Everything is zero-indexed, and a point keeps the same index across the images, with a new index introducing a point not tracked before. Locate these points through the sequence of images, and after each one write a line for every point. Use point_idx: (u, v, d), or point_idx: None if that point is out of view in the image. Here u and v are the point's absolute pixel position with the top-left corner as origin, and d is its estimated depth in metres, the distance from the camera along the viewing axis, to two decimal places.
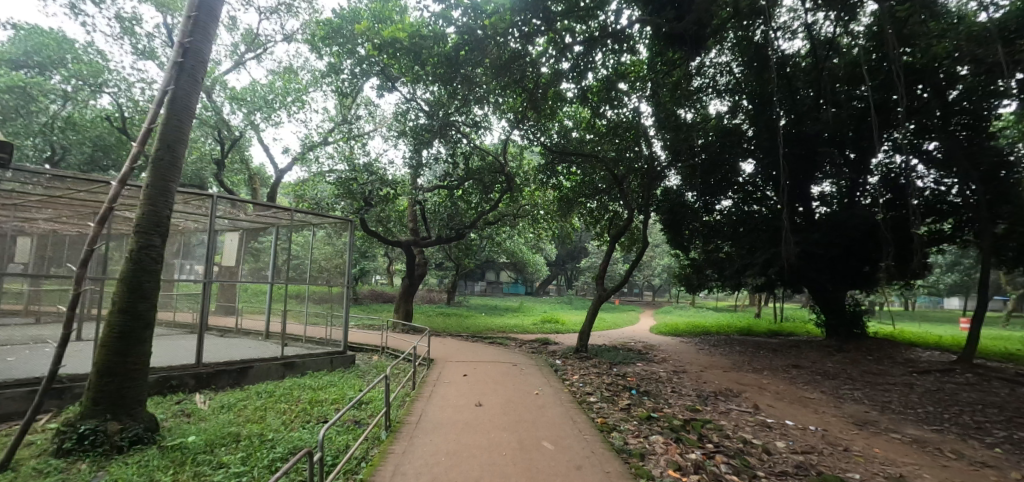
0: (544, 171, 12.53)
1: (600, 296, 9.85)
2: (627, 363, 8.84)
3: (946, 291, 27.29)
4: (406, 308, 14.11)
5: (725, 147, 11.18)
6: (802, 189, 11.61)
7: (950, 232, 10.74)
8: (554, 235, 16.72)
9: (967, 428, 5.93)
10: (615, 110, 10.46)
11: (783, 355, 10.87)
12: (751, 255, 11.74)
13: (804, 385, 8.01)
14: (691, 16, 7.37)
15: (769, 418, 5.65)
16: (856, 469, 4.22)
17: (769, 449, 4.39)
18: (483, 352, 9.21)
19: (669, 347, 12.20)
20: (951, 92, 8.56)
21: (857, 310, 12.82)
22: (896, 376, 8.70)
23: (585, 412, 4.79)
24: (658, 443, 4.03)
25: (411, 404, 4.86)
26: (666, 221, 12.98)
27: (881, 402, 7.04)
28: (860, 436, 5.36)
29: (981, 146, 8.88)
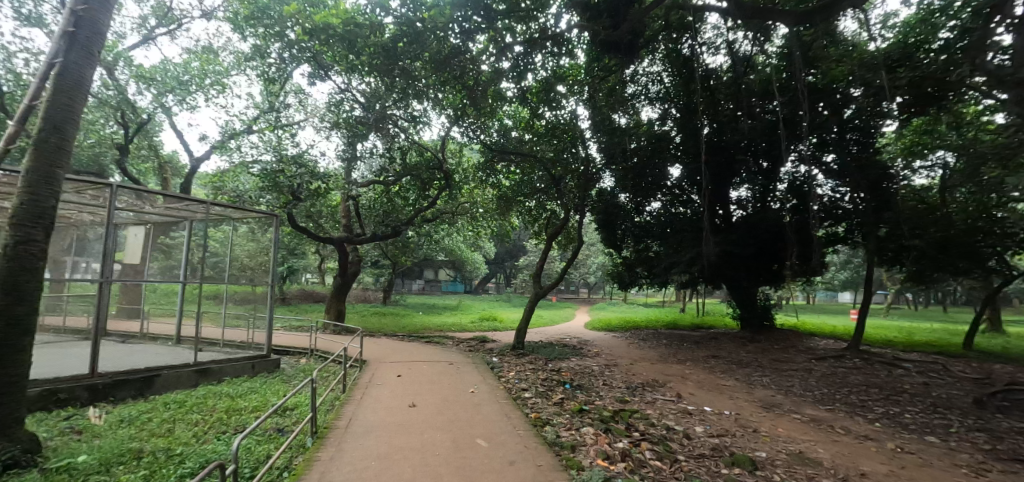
0: (484, 169, 12.69)
1: (537, 294, 10.01)
2: (562, 358, 9.11)
3: (840, 286, 30.79)
4: (338, 308, 13.53)
5: (655, 152, 11.81)
6: (722, 193, 12.47)
7: (843, 234, 11.97)
8: (494, 233, 16.82)
9: (853, 406, 6.72)
10: (553, 112, 10.73)
11: (704, 347, 11.69)
12: (677, 253, 12.43)
13: (721, 374, 8.68)
14: (626, 25, 7.71)
15: (690, 406, 6.06)
16: (763, 448, 4.63)
17: (689, 434, 4.70)
18: (418, 351, 9.02)
19: (602, 341, 12.72)
20: (847, 111, 9.58)
21: (767, 304, 14.10)
22: (798, 362, 9.67)
23: (519, 408, 4.85)
24: (589, 434, 4.17)
25: (340, 409, 4.62)
26: (602, 221, 13.50)
27: (785, 386, 7.79)
28: (767, 418, 5.90)
29: (869, 160, 10.03)
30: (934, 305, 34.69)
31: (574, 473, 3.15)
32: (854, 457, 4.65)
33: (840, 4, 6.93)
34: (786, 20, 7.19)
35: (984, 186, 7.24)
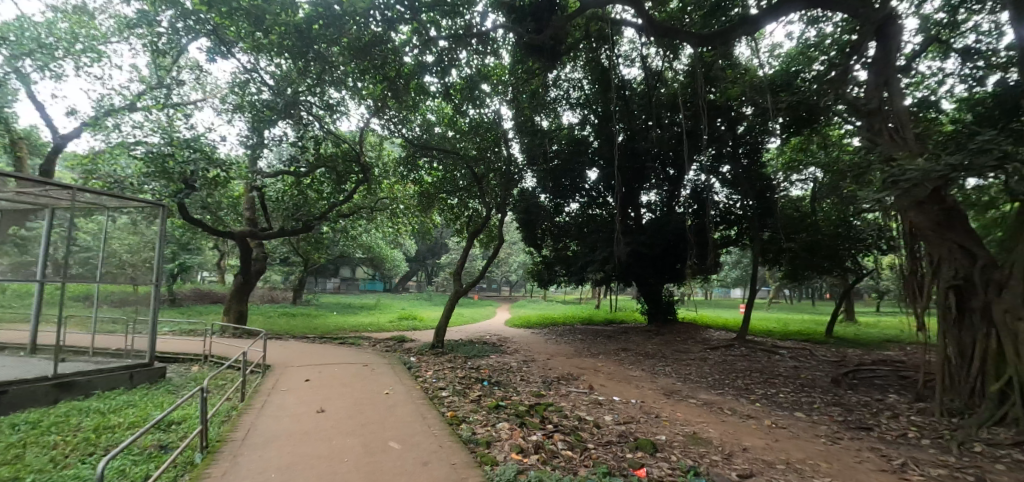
0: (406, 164, 12.53)
1: (457, 292, 9.95)
2: (481, 356, 9.17)
3: (731, 283, 34.45)
4: (239, 309, 12.41)
5: (574, 154, 12.36)
6: (633, 197, 13.30)
7: (735, 237, 13.03)
8: (415, 230, 16.47)
9: (739, 389, 7.54)
10: (477, 110, 10.79)
11: (615, 341, 12.44)
12: (592, 252, 13.07)
13: (629, 365, 9.29)
14: (549, 30, 7.95)
15: (601, 397, 6.41)
16: (663, 432, 5.04)
17: (599, 423, 4.97)
18: (331, 353, 8.55)
19: (521, 338, 13.02)
20: (740, 127, 10.68)
21: (671, 300, 15.33)
22: (695, 352, 10.64)
23: (435, 408, 4.80)
24: (504, 429, 4.24)
25: (237, 419, 4.23)
26: (523, 220, 13.76)
27: (684, 374, 8.53)
28: (668, 404, 6.43)
29: (756, 172, 11.28)
30: (803, 299, 40.23)
31: (488, 469, 3.18)
32: (738, 435, 5.23)
33: (735, 32, 7.71)
34: (691, 40, 7.88)
35: (841, 197, 8.52)
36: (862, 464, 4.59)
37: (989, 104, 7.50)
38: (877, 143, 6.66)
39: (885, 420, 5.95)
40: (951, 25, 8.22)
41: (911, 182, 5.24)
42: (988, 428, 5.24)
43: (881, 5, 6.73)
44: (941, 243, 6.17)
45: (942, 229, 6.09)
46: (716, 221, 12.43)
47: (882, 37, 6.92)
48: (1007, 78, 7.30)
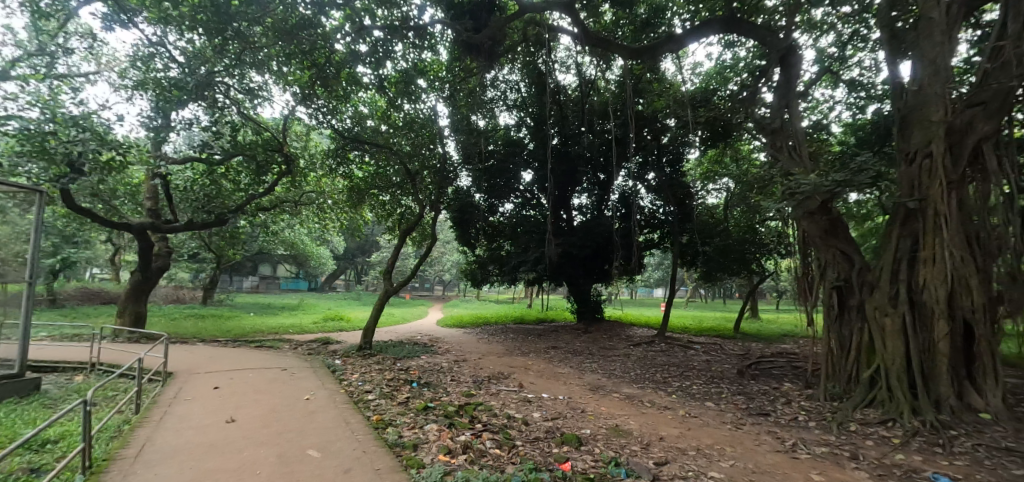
0: (334, 156, 12.02)
1: (387, 292, 9.65)
2: (410, 357, 8.97)
3: (654, 282, 36.80)
4: (136, 311, 11.13)
5: (510, 155, 12.55)
6: (565, 199, 13.65)
7: (657, 240, 13.74)
8: (344, 227, 15.76)
9: (657, 383, 8.04)
10: (413, 105, 10.60)
11: (546, 339, 12.75)
12: (525, 253, 13.25)
13: (558, 362, 9.56)
14: (487, 31, 8.00)
15: (530, 394, 6.54)
16: (588, 426, 5.25)
17: (527, 420, 5.07)
18: (245, 358, 7.92)
19: (453, 338, 12.94)
20: (664, 137, 11.39)
21: (598, 299, 15.99)
22: (619, 349, 11.19)
23: (360, 412, 4.62)
24: (432, 430, 4.20)
25: (130, 434, 3.79)
26: (456, 219, 13.60)
27: (609, 370, 8.91)
28: (593, 399, 6.71)
29: (677, 180, 12.05)
30: (716, 297, 43.94)
31: (413, 473, 3.14)
32: (655, 425, 5.59)
33: (661, 48, 8.23)
34: (622, 53, 8.27)
35: (748, 206, 9.38)
36: (760, 446, 5.10)
37: (868, 129, 8.65)
38: (778, 158, 7.41)
39: (780, 406, 6.65)
40: (840, 59, 9.38)
41: (804, 195, 5.93)
42: (861, 409, 6.04)
43: (785, 37, 7.64)
44: (827, 249, 7.11)
45: (827, 237, 7.01)
46: (641, 225, 13.09)
47: (785, 65, 7.73)
48: (881, 108, 8.47)
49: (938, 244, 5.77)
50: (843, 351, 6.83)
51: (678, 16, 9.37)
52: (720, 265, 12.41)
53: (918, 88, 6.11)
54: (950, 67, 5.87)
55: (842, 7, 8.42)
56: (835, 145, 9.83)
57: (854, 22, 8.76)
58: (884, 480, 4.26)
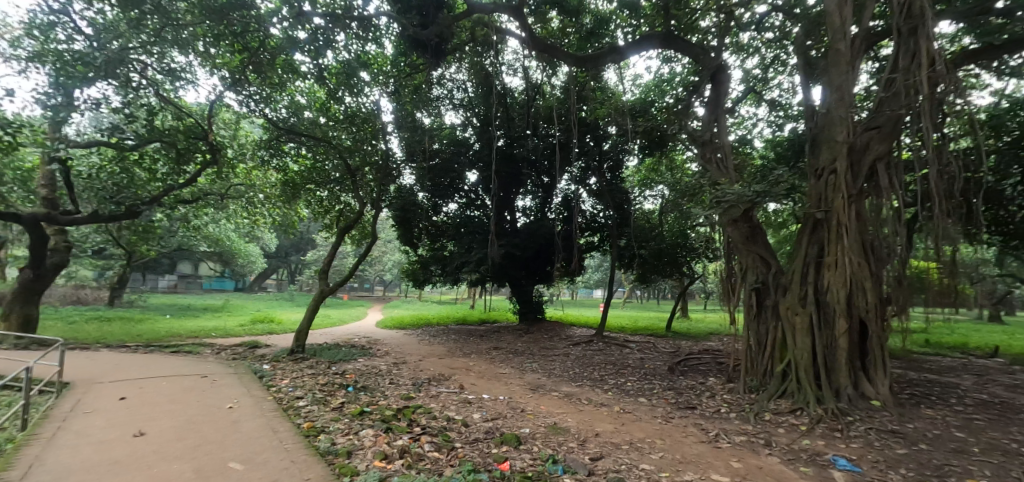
0: (267, 148, 11.35)
1: (322, 292, 9.22)
2: (347, 360, 8.64)
3: (594, 284, 38.04)
4: (25, 313, 9.81)
5: (455, 154, 12.47)
6: (509, 201, 13.73)
7: (597, 243, 14.18)
8: (276, 223, 14.86)
9: (594, 380, 8.33)
10: (354, 98, 10.28)
11: (488, 340, 12.78)
12: (468, 253, 13.16)
13: (499, 363, 9.63)
14: (434, 27, 7.90)
15: (471, 395, 6.52)
16: (527, 425, 5.33)
17: (466, 422, 5.06)
18: (158, 364, 7.25)
19: (393, 340, 12.62)
20: (605, 143, 11.87)
21: (540, 300, 16.26)
22: (559, 348, 11.46)
23: (289, 419, 4.38)
24: (368, 436, 4.07)
25: (13, 454, 3.35)
26: (398, 218, 13.28)
27: (548, 370, 9.10)
28: (532, 398, 6.82)
29: (616, 186, 12.57)
30: (650, 299, 46.23)
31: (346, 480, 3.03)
32: (592, 422, 5.79)
33: (604, 58, 8.54)
34: (567, 60, 8.51)
35: (680, 212, 9.96)
36: (687, 437, 5.44)
37: (785, 146, 9.49)
38: (707, 169, 7.92)
39: (705, 399, 7.13)
40: (763, 81, 10.21)
41: (730, 204, 6.41)
42: (774, 400, 6.61)
43: (715, 56, 8.21)
44: (748, 253, 7.71)
45: (748, 242, 7.61)
46: (582, 228, 13.44)
47: (715, 82, 8.30)
48: (796, 127, 9.33)
49: (840, 251, 6.44)
50: (760, 347, 7.42)
51: (621, 29, 9.73)
52: (654, 268, 13.08)
53: (827, 110, 6.80)
54: (852, 93, 6.60)
55: (766, 33, 9.19)
56: (757, 159, 10.68)
57: (775, 47, 9.59)
58: (792, 464, 4.70)
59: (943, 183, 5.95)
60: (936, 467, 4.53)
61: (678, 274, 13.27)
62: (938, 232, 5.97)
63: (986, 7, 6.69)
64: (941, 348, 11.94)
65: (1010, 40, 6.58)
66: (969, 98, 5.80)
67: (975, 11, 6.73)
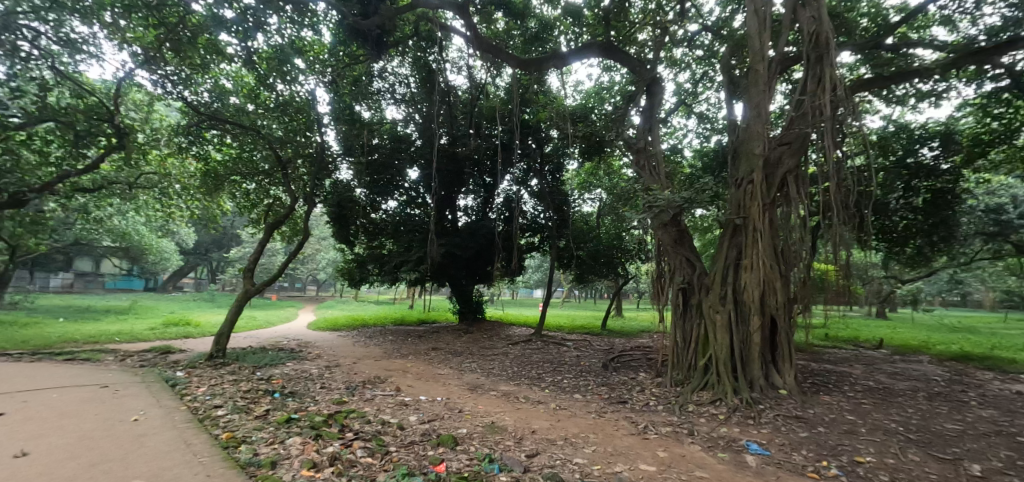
0: (185, 134, 10.44)
1: (247, 292, 8.62)
2: (274, 364, 8.15)
3: (535, 284, 38.68)
4: None
5: (395, 150, 12.14)
6: (451, 199, 13.60)
7: (537, 243, 14.41)
8: (194, 217, 13.67)
9: (532, 379, 8.46)
10: (286, 87, 9.75)
11: (426, 340, 12.57)
12: (407, 252, 12.85)
13: (437, 364, 9.51)
14: (375, 18, 7.68)
15: (408, 398, 6.39)
16: (465, 425, 5.33)
17: (402, 425, 4.96)
18: (47, 374, 6.44)
19: (325, 342, 12.07)
20: (547, 146, 12.11)
21: (481, 300, 16.25)
22: (499, 348, 11.53)
23: (204, 430, 4.06)
24: (295, 444, 3.88)
25: None
26: (334, 214, 12.71)
27: (487, 369, 9.14)
28: (470, 398, 6.81)
29: (556, 189, 12.87)
30: (588, 299, 47.79)
31: None
32: (528, 419, 5.89)
33: (547, 63, 8.69)
34: (511, 61, 8.58)
35: (616, 216, 10.40)
36: (618, 430, 5.70)
37: (711, 157, 10.20)
38: (641, 175, 8.31)
39: (636, 394, 7.49)
40: (693, 95, 10.91)
41: (661, 208, 6.79)
42: (698, 392, 7.08)
43: (651, 68, 8.65)
44: (676, 255, 8.21)
45: (676, 244, 8.12)
46: (523, 229, 13.60)
47: (650, 92, 8.74)
48: (721, 139, 10.06)
49: (756, 254, 7.03)
50: (685, 343, 7.93)
51: (563, 35, 9.95)
52: (591, 268, 13.54)
53: (747, 125, 7.38)
54: (768, 110, 7.22)
55: (696, 50, 9.83)
56: (687, 167, 11.38)
57: (704, 64, 10.29)
58: (711, 450, 5.08)
59: (840, 195, 6.69)
60: (831, 447, 5.09)
61: (613, 275, 13.82)
62: (836, 238, 6.70)
63: (877, 43, 7.61)
64: (837, 341, 13.42)
65: (896, 72, 7.50)
66: (862, 120, 6.57)
67: (869, 44, 7.61)
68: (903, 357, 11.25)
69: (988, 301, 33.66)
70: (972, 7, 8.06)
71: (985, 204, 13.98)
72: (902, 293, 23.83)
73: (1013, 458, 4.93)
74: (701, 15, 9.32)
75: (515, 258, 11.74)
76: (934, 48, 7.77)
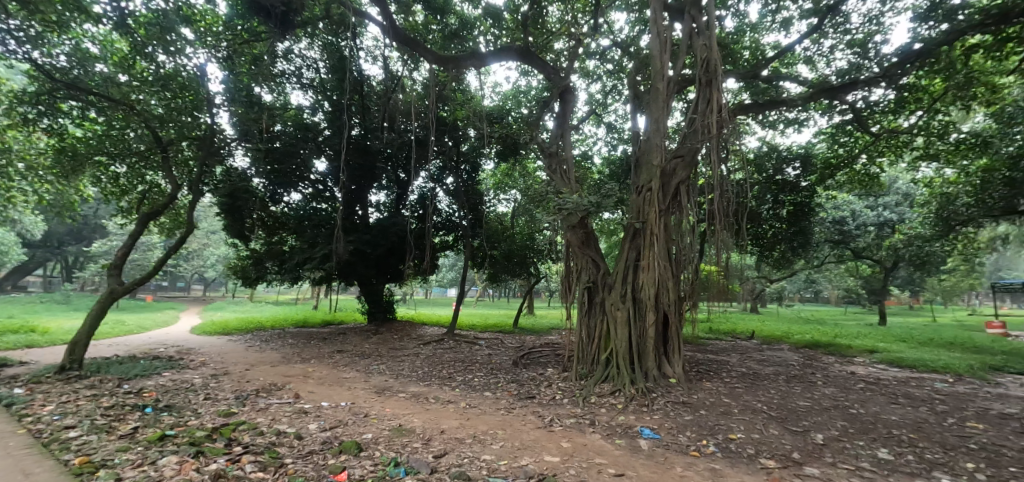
0: (33, 105, 8.80)
1: (113, 293, 7.49)
2: (146, 375, 7.21)
3: (449, 283, 38.42)
4: None
5: (301, 139, 11.32)
6: (362, 194, 13.02)
7: (451, 242, 14.33)
8: (43, 204, 11.53)
9: (443, 379, 8.43)
10: (171, 60, 8.66)
11: (331, 343, 11.91)
12: (311, 248, 12.00)
13: (343, 367, 9.08)
14: None
15: (307, 405, 6.03)
16: (370, 430, 5.17)
17: (301, 434, 4.67)
18: None
19: (211, 348, 10.90)
20: (464, 146, 12.13)
21: (392, 299, 15.76)
22: (410, 349, 11.31)
23: (50, 457, 3.48)
24: (170, 464, 3.48)
25: None
26: (226, 206, 11.52)
27: (396, 371, 8.93)
28: (377, 401, 6.61)
29: (472, 188, 12.92)
30: (501, 298, 48.62)
31: None
32: (438, 420, 5.87)
33: (465, 61, 8.69)
34: (428, 57, 8.42)
35: (529, 217, 10.71)
36: (525, 425, 5.92)
37: (617, 165, 10.94)
38: (552, 178, 8.63)
39: (543, 389, 7.80)
40: (603, 105, 11.58)
41: (569, 211, 7.17)
42: (599, 384, 7.56)
43: (564, 77, 9.04)
44: (583, 256, 8.69)
45: (583, 246, 8.60)
46: (437, 228, 13.44)
47: (563, 100, 9.10)
48: (626, 149, 10.83)
49: (651, 256, 7.68)
50: (589, 339, 8.41)
51: (483, 36, 10.00)
52: (504, 267, 13.80)
53: (647, 138, 8.03)
54: (665, 125, 7.91)
55: (607, 64, 10.46)
56: (596, 173, 12.05)
57: (614, 78, 10.98)
58: (610, 438, 5.47)
59: (722, 204, 7.54)
60: (709, 427, 5.76)
61: (526, 275, 14.24)
62: (718, 243, 7.54)
63: (755, 73, 8.67)
64: (719, 334, 15.12)
65: (769, 101, 8.61)
66: (741, 140, 7.48)
67: (749, 74, 8.65)
68: (769, 346, 13.03)
69: (832, 297, 40.21)
70: (827, 51, 9.53)
71: (832, 216, 16.65)
72: (770, 291, 27.60)
73: (845, 426, 5.97)
74: (612, 31, 9.91)
75: (428, 256, 11.56)
76: (799, 82, 9.06)
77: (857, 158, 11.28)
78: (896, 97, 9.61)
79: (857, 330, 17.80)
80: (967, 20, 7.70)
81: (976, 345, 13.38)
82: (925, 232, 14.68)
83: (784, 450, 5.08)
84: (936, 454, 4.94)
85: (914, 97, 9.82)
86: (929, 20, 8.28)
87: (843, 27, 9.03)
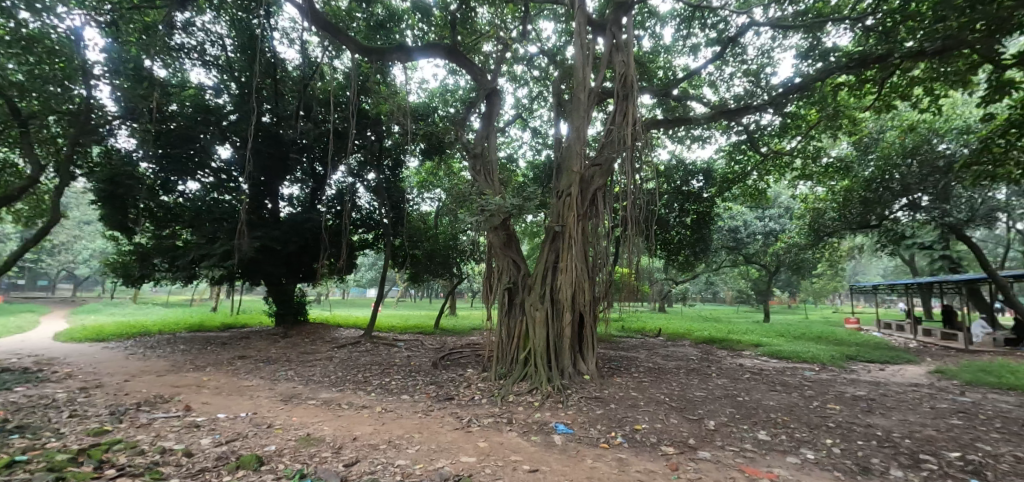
0: None
1: None
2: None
3: (369, 282, 37.04)
4: None
5: (200, 122, 10.22)
6: (272, 187, 12.12)
7: (371, 240, 13.83)
8: None
9: (357, 383, 8.12)
10: (36, 19, 7.40)
11: (232, 348, 10.94)
12: (211, 243, 10.88)
13: (244, 375, 8.38)
14: None
15: (200, 417, 5.49)
16: (273, 441, 4.85)
17: (191, 451, 4.26)
18: None
19: (80, 356, 9.49)
20: (386, 141, 11.73)
21: (304, 299, 14.84)
22: (322, 352, 10.75)
23: None
24: None
25: None
26: (104, 193, 10.09)
27: (306, 377, 8.45)
28: (283, 410, 6.20)
29: (394, 185, 12.54)
30: (423, 298, 47.78)
31: None
32: (350, 426, 5.66)
33: (390, 55, 8.40)
34: (350, 46, 7.99)
35: (453, 217, 10.66)
36: (442, 427, 5.90)
37: (540, 170, 11.28)
38: (476, 179, 8.66)
39: (462, 390, 7.83)
40: (529, 109, 11.85)
41: (492, 213, 7.26)
42: (517, 383, 7.76)
43: (491, 80, 9.09)
44: (504, 257, 8.84)
45: (504, 247, 8.78)
46: (356, 225, 12.86)
47: (489, 102, 9.14)
48: (549, 154, 11.19)
49: (569, 259, 8.00)
50: (508, 339, 8.57)
51: (410, 30, 9.78)
52: (426, 267, 13.68)
53: (568, 145, 8.34)
54: (586, 135, 8.27)
55: (534, 69, 10.72)
56: (520, 175, 12.31)
57: (540, 86, 11.31)
58: (526, 435, 5.64)
59: (635, 212, 8.04)
60: (618, 419, 6.17)
61: (448, 275, 14.29)
62: (631, 248, 8.06)
63: (667, 91, 9.39)
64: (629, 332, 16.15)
65: (677, 118, 9.34)
66: (652, 152, 8.03)
67: (662, 93, 9.33)
68: (672, 343, 14.20)
69: (727, 297, 44.67)
70: (727, 78, 10.58)
71: (727, 226, 18.58)
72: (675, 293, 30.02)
73: (733, 413, 6.72)
74: (540, 39, 10.18)
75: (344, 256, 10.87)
76: (704, 103, 9.95)
77: (749, 174, 12.65)
78: (781, 123, 10.95)
79: (746, 327, 19.99)
80: (836, 61, 8.96)
81: (836, 339, 15.64)
82: (800, 242, 16.90)
83: (680, 437, 5.59)
84: (801, 433, 5.74)
85: (795, 124, 11.25)
86: (809, 58, 9.52)
87: (740, 57, 10.09)
